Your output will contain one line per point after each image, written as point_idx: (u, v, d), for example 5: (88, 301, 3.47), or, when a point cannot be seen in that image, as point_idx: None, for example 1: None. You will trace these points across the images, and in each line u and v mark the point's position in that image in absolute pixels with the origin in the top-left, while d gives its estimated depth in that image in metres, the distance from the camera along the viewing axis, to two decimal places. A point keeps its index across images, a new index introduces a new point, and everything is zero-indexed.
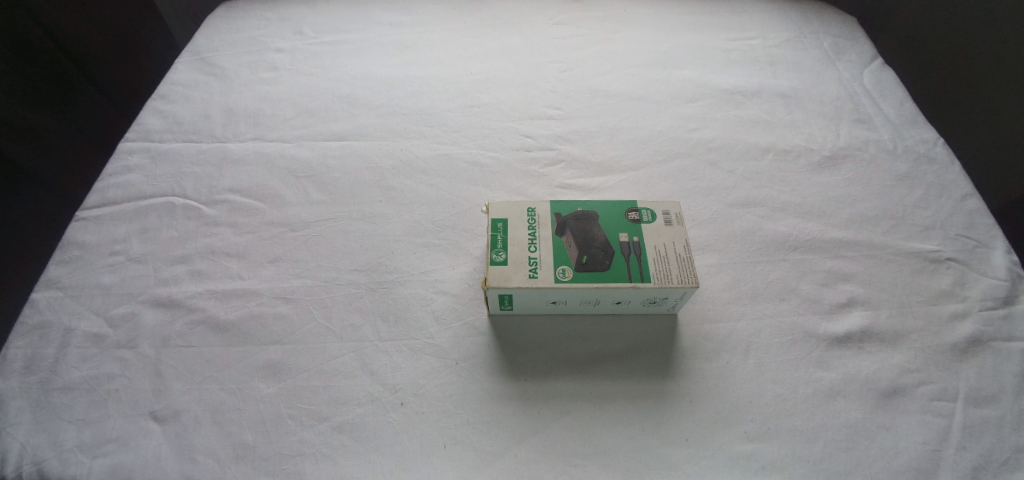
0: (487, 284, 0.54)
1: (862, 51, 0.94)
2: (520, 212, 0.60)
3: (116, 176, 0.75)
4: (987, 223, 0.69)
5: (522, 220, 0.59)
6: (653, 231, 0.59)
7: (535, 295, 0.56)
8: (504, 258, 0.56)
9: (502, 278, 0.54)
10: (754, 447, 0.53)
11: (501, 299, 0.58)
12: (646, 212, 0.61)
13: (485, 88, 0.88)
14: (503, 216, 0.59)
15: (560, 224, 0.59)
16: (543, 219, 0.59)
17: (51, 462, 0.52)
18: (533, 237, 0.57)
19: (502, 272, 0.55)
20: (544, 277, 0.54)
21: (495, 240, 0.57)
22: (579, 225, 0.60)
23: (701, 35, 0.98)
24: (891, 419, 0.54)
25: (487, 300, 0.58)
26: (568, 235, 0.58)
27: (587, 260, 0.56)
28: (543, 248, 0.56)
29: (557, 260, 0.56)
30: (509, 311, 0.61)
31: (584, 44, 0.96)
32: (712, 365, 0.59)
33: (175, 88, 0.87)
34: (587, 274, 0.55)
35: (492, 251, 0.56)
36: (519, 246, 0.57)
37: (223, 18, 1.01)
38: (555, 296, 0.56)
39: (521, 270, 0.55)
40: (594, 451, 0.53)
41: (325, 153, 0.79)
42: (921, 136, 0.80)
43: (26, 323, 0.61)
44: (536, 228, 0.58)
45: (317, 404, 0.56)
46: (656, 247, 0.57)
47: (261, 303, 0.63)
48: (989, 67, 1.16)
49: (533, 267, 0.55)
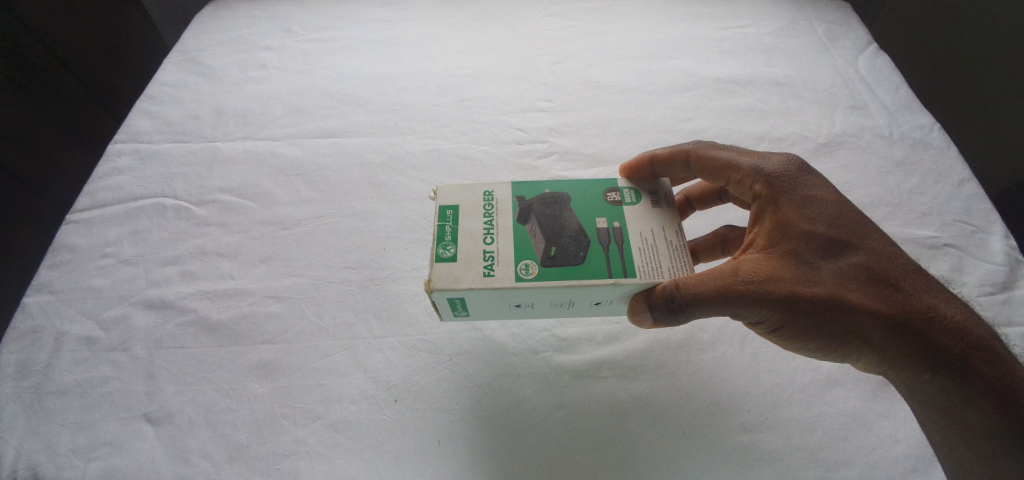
0: (432, 286, 0.46)
1: (856, 37, 0.93)
2: (475, 197, 0.53)
3: (106, 178, 0.74)
4: (984, 208, 0.68)
5: (478, 207, 0.52)
6: (635, 215, 0.52)
7: (492, 297, 0.48)
8: (453, 253, 0.48)
9: (451, 278, 0.47)
10: (751, 438, 0.52)
11: (453, 304, 0.49)
12: (629, 192, 0.54)
13: (476, 83, 0.87)
14: (455, 203, 0.53)
15: (523, 210, 0.53)
16: (502, 206, 0.52)
17: (45, 467, 0.52)
18: (490, 226, 0.51)
19: (452, 270, 0.47)
20: (502, 275, 0.47)
21: (443, 232, 0.50)
22: (546, 210, 0.53)
23: (693, 25, 0.97)
24: (890, 407, 0.54)
25: (436, 306, 0.50)
26: (532, 223, 0.51)
27: (556, 254, 0.48)
28: (501, 239, 0.49)
29: (519, 254, 0.48)
30: (466, 317, 0.53)
31: (575, 36, 0.95)
32: (707, 356, 0.58)
33: (164, 89, 0.87)
34: (556, 270, 0.47)
35: (438, 246, 0.49)
36: (472, 238, 0.49)
37: (211, 17, 1.00)
38: (517, 299, 0.48)
39: (474, 267, 0.47)
40: (588, 447, 0.52)
41: (315, 151, 0.78)
42: (917, 122, 0.79)
43: (18, 327, 0.60)
44: (494, 217, 0.51)
45: (311, 403, 0.55)
46: (640, 234, 0.50)
47: (253, 302, 0.63)
48: (984, 67, 1.05)
49: (488, 263, 0.48)
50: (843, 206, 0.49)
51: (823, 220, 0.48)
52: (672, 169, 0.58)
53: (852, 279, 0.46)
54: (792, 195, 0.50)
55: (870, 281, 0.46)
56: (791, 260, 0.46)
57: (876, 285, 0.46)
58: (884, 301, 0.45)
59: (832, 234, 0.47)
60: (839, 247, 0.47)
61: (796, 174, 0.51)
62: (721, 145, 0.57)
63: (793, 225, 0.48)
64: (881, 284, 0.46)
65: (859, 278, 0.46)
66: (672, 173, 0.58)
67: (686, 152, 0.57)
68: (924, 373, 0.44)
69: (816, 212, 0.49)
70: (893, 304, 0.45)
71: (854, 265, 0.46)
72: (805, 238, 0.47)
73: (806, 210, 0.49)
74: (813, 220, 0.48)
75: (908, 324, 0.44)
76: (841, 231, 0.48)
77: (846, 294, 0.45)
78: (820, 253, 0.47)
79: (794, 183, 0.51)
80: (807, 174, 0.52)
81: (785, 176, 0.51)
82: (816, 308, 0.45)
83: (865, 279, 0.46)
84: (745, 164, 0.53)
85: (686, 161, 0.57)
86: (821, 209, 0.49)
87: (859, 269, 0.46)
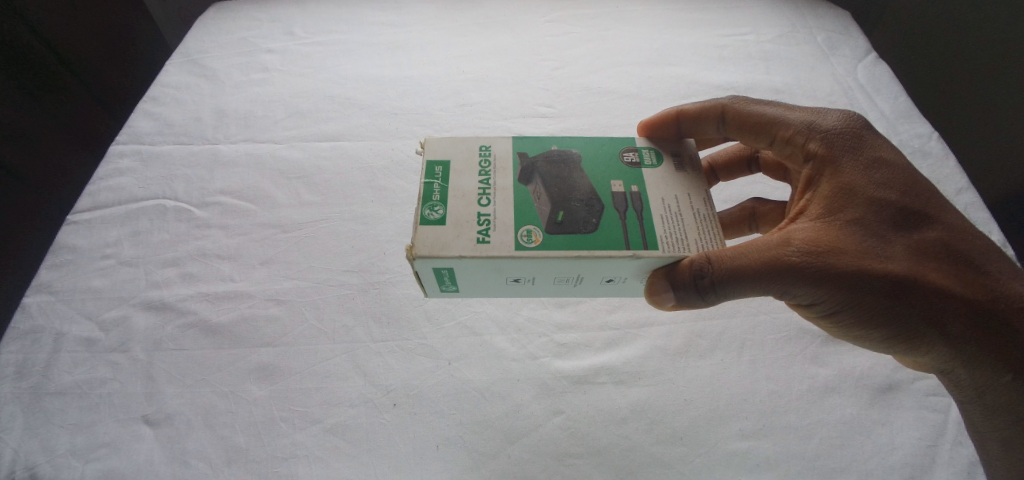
0: (415, 252, 0.44)
1: (856, 46, 0.94)
2: (469, 154, 0.52)
3: (107, 179, 0.74)
4: (982, 218, 0.69)
5: (472, 164, 0.52)
6: (655, 179, 0.51)
7: (487, 266, 0.46)
8: (441, 216, 0.47)
9: (438, 244, 0.45)
10: (747, 445, 0.53)
11: (439, 276, 0.48)
12: (648, 153, 0.54)
13: (477, 88, 0.88)
14: (445, 160, 0.52)
15: (525, 167, 0.52)
16: (500, 163, 0.52)
17: (44, 468, 0.52)
18: (486, 185, 0.50)
19: (441, 235, 0.45)
20: (497, 242, 0.45)
21: (432, 192, 0.49)
22: (551, 168, 0.52)
23: (694, 32, 0.97)
24: (887, 414, 0.54)
25: (421, 278, 0.48)
26: (536, 184, 0.50)
27: (563, 220, 0.47)
28: (498, 201, 0.48)
29: (520, 221, 0.46)
30: (454, 292, 0.52)
31: (575, 42, 0.95)
32: (705, 362, 0.58)
33: (166, 90, 0.87)
34: (563, 238, 0.45)
35: (425, 207, 0.47)
36: (465, 199, 0.48)
37: (214, 19, 1.00)
38: (513, 269, 0.47)
39: (466, 233, 0.46)
40: (588, 451, 0.53)
41: (317, 154, 0.78)
42: (916, 130, 0.80)
43: (17, 327, 0.60)
44: (491, 176, 0.51)
45: (309, 406, 0.56)
46: (662, 200, 0.49)
47: (253, 305, 0.63)
48: (986, 70, 1.04)
49: (483, 229, 0.46)
50: (908, 171, 0.47)
51: (892, 187, 0.46)
52: (703, 123, 0.57)
53: (926, 255, 0.43)
54: (852, 157, 0.48)
55: (946, 258, 0.43)
56: (850, 227, 0.44)
57: (945, 260, 0.44)
58: (964, 284, 0.43)
59: (904, 204, 0.45)
60: (906, 217, 0.45)
61: (858, 135, 0.49)
62: (761, 101, 0.55)
63: (857, 190, 0.45)
64: (952, 260, 0.43)
65: (935, 255, 0.43)
66: (701, 129, 0.57)
67: (721, 107, 0.56)
68: (1006, 374, 0.42)
69: (880, 176, 0.46)
70: (967, 284, 0.43)
71: (929, 240, 0.44)
72: (873, 206, 0.45)
73: (871, 175, 0.46)
74: (876, 184, 0.46)
75: (979, 304, 0.42)
76: (914, 201, 0.45)
77: (923, 273, 0.42)
78: (890, 225, 0.44)
79: (857, 145, 0.48)
80: (870, 134, 0.49)
81: (844, 134, 0.49)
82: (891, 288, 0.42)
83: (932, 252, 0.44)
84: (796, 121, 0.51)
85: (721, 117, 0.56)
86: (889, 174, 0.47)
87: (926, 241, 0.44)
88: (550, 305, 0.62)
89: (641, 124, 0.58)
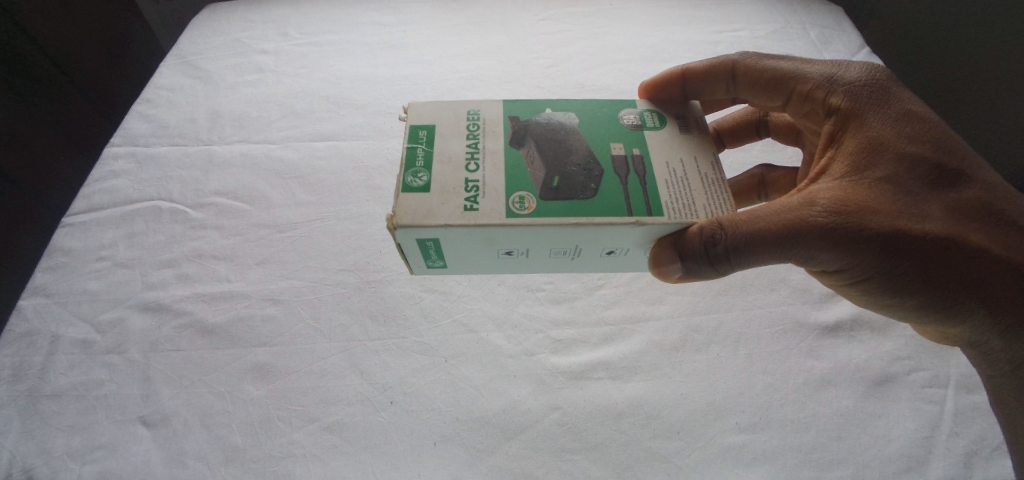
0: (395, 221, 0.44)
1: (848, 40, 0.94)
2: (456, 119, 0.53)
3: (102, 181, 0.74)
4: None
5: (458, 128, 0.52)
6: (658, 142, 0.51)
7: (475, 236, 0.46)
8: (425, 183, 0.47)
9: (421, 213, 0.45)
10: (743, 438, 0.53)
11: (424, 248, 0.48)
12: (651, 116, 0.54)
13: (471, 86, 0.88)
14: (430, 123, 0.52)
15: (517, 131, 0.52)
16: (489, 127, 0.52)
17: (40, 470, 0.52)
18: (475, 148, 0.50)
19: (425, 203, 0.46)
20: (485, 208, 0.45)
21: (415, 157, 0.49)
22: (545, 132, 0.52)
23: (688, 28, 0.97)
24: (882, 406, 0.54)
25: (406, 250, 0.49)
26: (529, 148, 0.51)
27: (558, 185, 0.47)
28: (488, 166, 0.48)
29: (511, 188, 0.46)
30: (442, 268, 0.53)
31: (570, 39, 0.96)
32: (700, 357, 0.58)
33: (161, 92, 0.87)
34: (558, 204, 0.45)
35: (409, 173, 0.47)
36: (451, 165, 0.48)
37: (208, 21, 1.00)
38: (504, 239, 0.47)
39: (453, 201, 0.46)
40: (585, 446, 0.53)
41: (312, 153, 0.79)
42: None
43: (14, 330, 0.60)
44: (480, 140, 0.51)
45: (306, 405, 0.56)
46: (666, 165, 0.49)
47: (249, 305, 0.63)
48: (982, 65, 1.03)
49: (472, 196, 0.46)
50: (931, 125, 0.48)
51: (919, 142, 0.46)
52: (714, 81, 0.58)
53: (952, 211, 0.44)
54: (877, 112, 0.48)
55: (970, 213, 0.44)
56: (873, 179, 0.44)
57: (966, 213, 0.44)
58: (988, 239, 0.44)
59: (930, 159, 0.46)
60: (933, 172, 0.45)
61: (883, 90, 0.50)
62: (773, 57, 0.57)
63: (883, 144, 0.46)
64: (976, 214, 0.45)
65: (961, 211, 0.44)
66: (709, 87, 0.59)
67: (732, 65, 0.57)
68: None
69: (906, 131, 0.47)
70: (992, 240, 0.44)
71: (954, 197, 0.45)
72: (901, 161, 0.45)
73: (897, 129, 0.47)
74: (902, 139, 0.46)
75: (999, 257, 0.43)
76: (940, 157, 0.46)
77: (951, 227, 0.43)
78: (917, 180, 0.45)
79: (882, 101, 0.49)
80: (894, 88, 0.50)
81: (868, 89, 0.50)
82: (919, 243, 0.42)
83: (953, 206, 0.44)
84: (815, 76, 0.52)
85: (732, 76, 0.58)
86: (915, 130, 0.47)
87: (949, 197, 0.45)
88: (546, 302, 0.63)
89: (643, 86, 0.59)
